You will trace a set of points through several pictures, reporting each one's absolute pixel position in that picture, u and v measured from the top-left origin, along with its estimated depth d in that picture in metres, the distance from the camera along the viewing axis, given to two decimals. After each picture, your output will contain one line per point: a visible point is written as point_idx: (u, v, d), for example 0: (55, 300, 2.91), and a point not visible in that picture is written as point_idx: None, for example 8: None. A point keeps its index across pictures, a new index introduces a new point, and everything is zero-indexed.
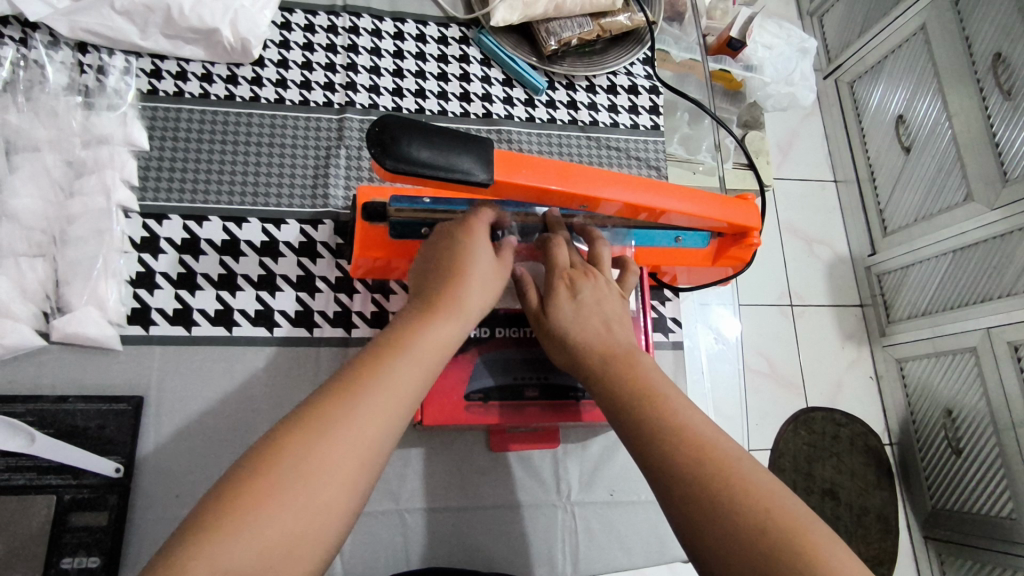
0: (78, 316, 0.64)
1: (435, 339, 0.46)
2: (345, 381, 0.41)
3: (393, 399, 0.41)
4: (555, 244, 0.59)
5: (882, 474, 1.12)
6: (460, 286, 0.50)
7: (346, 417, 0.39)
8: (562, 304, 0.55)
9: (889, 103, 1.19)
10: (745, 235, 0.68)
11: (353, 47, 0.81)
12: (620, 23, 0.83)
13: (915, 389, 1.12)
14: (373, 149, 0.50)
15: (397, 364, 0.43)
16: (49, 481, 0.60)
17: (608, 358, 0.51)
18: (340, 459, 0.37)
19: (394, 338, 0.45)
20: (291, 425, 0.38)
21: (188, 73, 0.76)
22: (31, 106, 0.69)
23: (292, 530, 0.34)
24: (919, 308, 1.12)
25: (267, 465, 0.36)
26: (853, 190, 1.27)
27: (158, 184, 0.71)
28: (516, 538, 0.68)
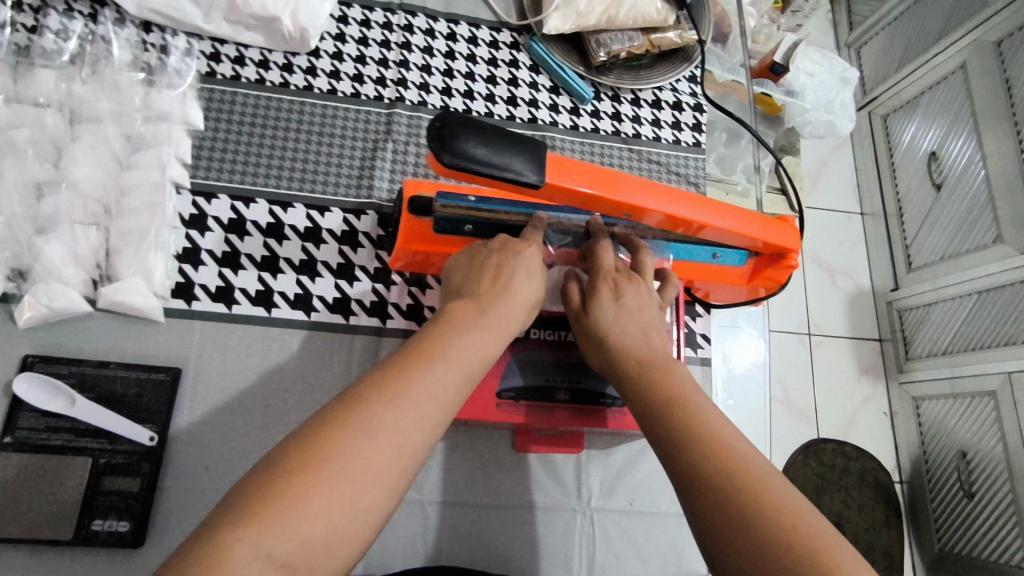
0: (126, 286, 0.66)
1: (479, 345, 0.46)
2: (383, 378, 0.40)
3: (432, 398, 0.40)
4: (600, 246, 0.61)
5: (889, 513, 1.05)
6: (506, 301, 0.50)
7: (386, 413, 0.38)
8: (604, 305, 0.56)
9: (922, 139, 1.17)
10: (784, 256, 0.69)
11: (407, 44, 0.82)
12: (671, 40, 0.84)
13: (930, 427, 1.06)
14: (432, 143, 0.51)
15: (443, 368, 0.42)
16: (85, 444, 0.62)
17: (644, 364, 0.51)
18: (378, 455, 0.36)
19: (434, 339, 0.45)
20: (328, 420, 0.37)
21: (246, 59, 0.78)
22: (96, 80, 0.71)
23: (328, 527, 0.34)
24: (940, 347, 1.07)
25: (305, 461, 0.35)
26: (879, 226, 1.22)
27: (210, 163, 0.73)
28: (535, 538, 0.69)
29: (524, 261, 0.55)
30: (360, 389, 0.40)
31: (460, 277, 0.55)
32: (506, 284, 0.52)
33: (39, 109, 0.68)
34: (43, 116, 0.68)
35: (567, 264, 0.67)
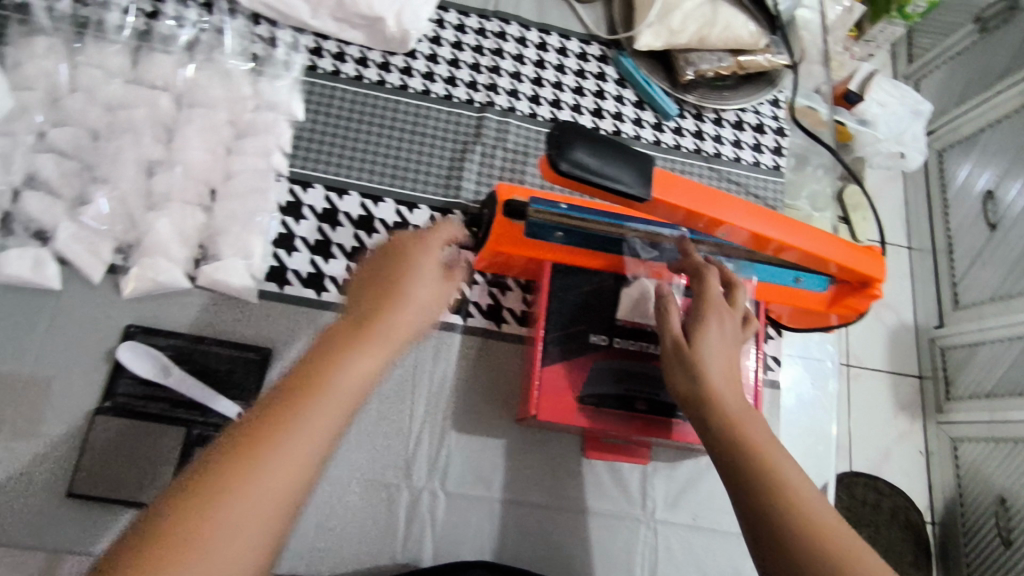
0: (226, 266, 0.68)
1: (362, 371, 0.41)
2: (291, 398, 0.39)
3: (332, 416, 0.39)
4: (710, 272, 0.60)
5: (919, 554, 1.03)
6: (399, 313, 0.45)
7: (281, 445, 0.37)
8: (710, 337, 0.56)
9: (976, 180, 1.15)
10: (868, 286, 0.69)
11: (499, 51, 0.84)
12: (759, 63, 0.84)
13: (968, 470, 1.04)
14: (551, 150, 0.52)
15: (314, 407, 0.39)
16: (177, 414, 0.64)
17: (731, 406, 0.52)
18: (270, 489, 0.36)
19: (339, 345, 0.42)
20: (232, 452, 0.36)
21: (346, 56, 0.80)
22: (210, 67, 0.74)
23: (225, 567, 0.34)
24: (983, 388, 1.05)
25: (194, 500, 0.35)
26: (927, 261, 1.21)
27: (308, 154, 0.75)
28: (600, 545, 0.70)
29: (421, 246, 0.52)
30: (262, 412, 0.38)
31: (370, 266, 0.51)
32: (394, 279, 0.48)
33: (156, 92, 0.71)
34: (159, 99, 0.71)
35: (654, 276, 0.69)
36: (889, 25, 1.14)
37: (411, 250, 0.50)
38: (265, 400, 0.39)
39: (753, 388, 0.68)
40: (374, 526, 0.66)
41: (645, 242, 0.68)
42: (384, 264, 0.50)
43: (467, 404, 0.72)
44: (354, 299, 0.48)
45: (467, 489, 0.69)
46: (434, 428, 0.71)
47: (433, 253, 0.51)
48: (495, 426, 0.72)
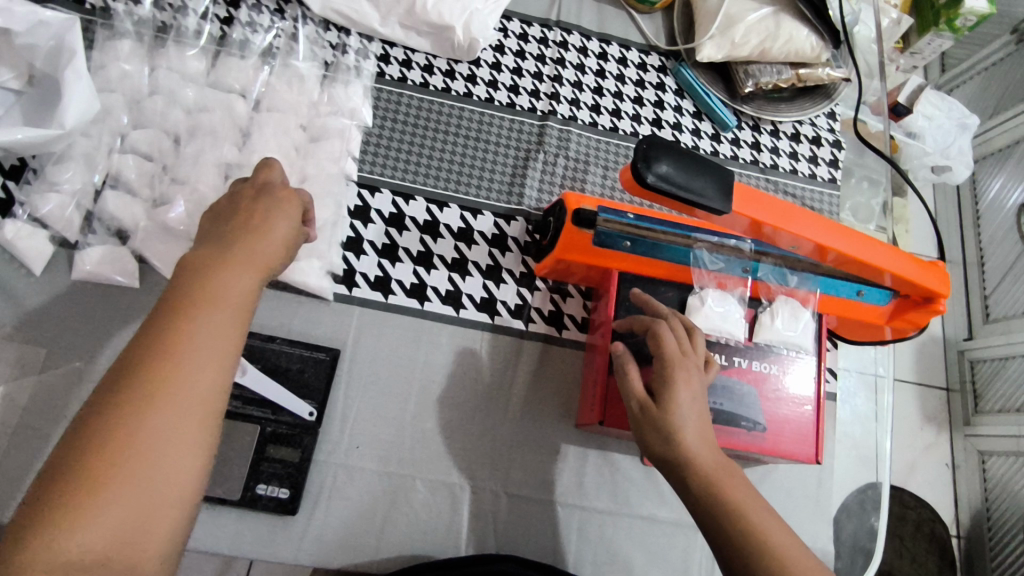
0: (301, 267, 0.70)
1: (239, 288, 0.42)
2: (162, 334, 0.38)
3: (211, 359, 0.38)
4: (663, 329, 0.58)
5: (943, 566, 1.04)
6: (257, 237, 0.46)
7: (189, 354, 0.37)
8: (678, 395, 0.53)
9: (1008, 196, 1.14)
10: (931, 300, 0.70)
11: (561, 60, 0.85)
12: (818, 77, 0.85)
13: (996, 486, 1.04)
14: (638, 163, 0.53)
15: (204, 319, 0.39)
16: (251, 411, 0.66)
17: (709, 457, 0.51)
18: (175, 431, 0.36)
19: (201, 285, 0.40)
20: (122, 390, 0.36)
21: (412, 62, 0.81)
22: (284, 73, 0.76)
23: (139, 507, 0.34)
24: (1013, 403, 1.04)
25: (103, 439, 0.34)
26: (956, 273, 1.20)
27: (376, 159, 0.77)
28: (659, 550, 0.71)
29: (272, 198, 0.50)
30: (134, 348, 0.37)
31: (217, 208, 0.49)
32: (260, 212, 0.48)
33: (231, 97, 0.73)
34: (234, 103, 0.73)
35: (718, 287, 0.69)
36: (937, 38, 1.12)
37: (260, 187, 0.51)
38: (136, 337, 0.38)
39: (815, 401, 0.68)
40: (439, 526, 0.68)
41: (713, 251, 0.70)
42: (226, 210, 0.48)
43: (530, 409, 0.73)
44: (202, 239, 0.46)
45: (529, 492, 0.70)
46: (497, 432, 0.71)
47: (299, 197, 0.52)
48: (556, 431, 0.73)
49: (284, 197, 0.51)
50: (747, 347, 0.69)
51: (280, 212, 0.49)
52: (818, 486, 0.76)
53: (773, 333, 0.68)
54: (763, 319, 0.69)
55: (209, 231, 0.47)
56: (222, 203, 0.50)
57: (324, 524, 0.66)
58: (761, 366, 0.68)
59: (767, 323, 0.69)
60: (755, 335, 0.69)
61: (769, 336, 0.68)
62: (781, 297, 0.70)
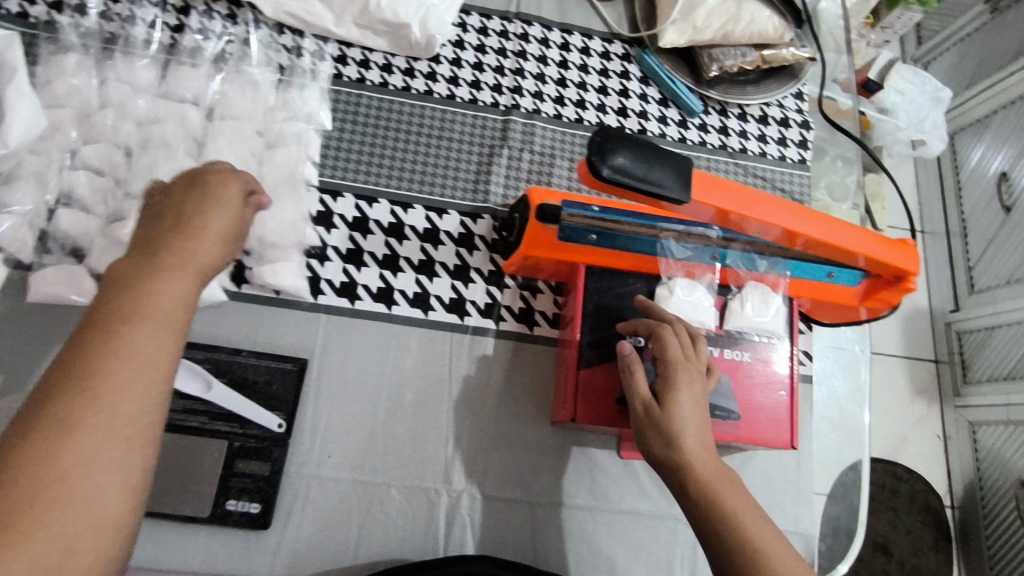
0: (277, 268, 0.69)
1: (174, 294, 0.41)
2: (88, 351, 0.36)
3: (142, 376, 0.37)
4: (668, 333, 0.58)
5: (940, 538, 1.04)
6: (191, 239, 0.45)
7: (118, 369, 0.36)
8: (679, 398, 0.54)
9: (989, 162, 1.13)
10: (902, 279, 0.69)
11: (522, 53, 0.84)
12: (783, 57, 0.84)
13: (986, 456, 1.04)
14: (593, 156, 0.52)
15: (134, 332, 0.38)
16: (219, 427, 0.65)
17: (711, 463, 0.52)
18: (102, 450, 0.34)
19: (130, 298, 0.39)
20: (43, 412, 0.34)
21: (370, 62, 0.80)
22: (237, 79, 0.75)
23: (65, 533, 0.32)
24: (1000, 372, 1.05)
25: (20, 462, 0.32)
26: (939, 244, 1.19)
27: (336, 163, 0.75)
28: (640, 545, 0.70)
29: (208, 194, 0.48)
30: (57, 367, 0.36)
31: (151, 208, 0.48)
32: (195, 210, 0.47)
33: (184, 107, 0.71)
34: (188, 113, 0.71)
35: (687, 276, 0.69)
36: (905, 12, 1.11)
37: (194, 183, 0.50)
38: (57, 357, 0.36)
39: (789, 385, 0.68)
40: (417, 532, 0.67)
41: (679, 241, 0.69)
42: (160, 210, 0.47)
43: (506, 409, 0.72)
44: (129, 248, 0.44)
45: (505, 492, 0.70)
46: (472, 434, 0.71)
47: (238, 190, 0.51)
48: (533, 430, 0.72)
49: (222, 194, 0.49)
50: (718, 335, 0.68)
51: (214, 208, 0.48)
52: (798, 472, 0.76)
53: (744, 320, 0.68)
54: (733, 306, 0.68)
55: (139, 236, 0.45)
56: (157, 199, 0.48)
57: (300, 537, 0.65)
58: (733, 353, 0.68)
59: (738, 310, 0.68)
60: (725, 323, 0.68)
61: (740, 322, 0.68)
62: (751, 283, 0.69)
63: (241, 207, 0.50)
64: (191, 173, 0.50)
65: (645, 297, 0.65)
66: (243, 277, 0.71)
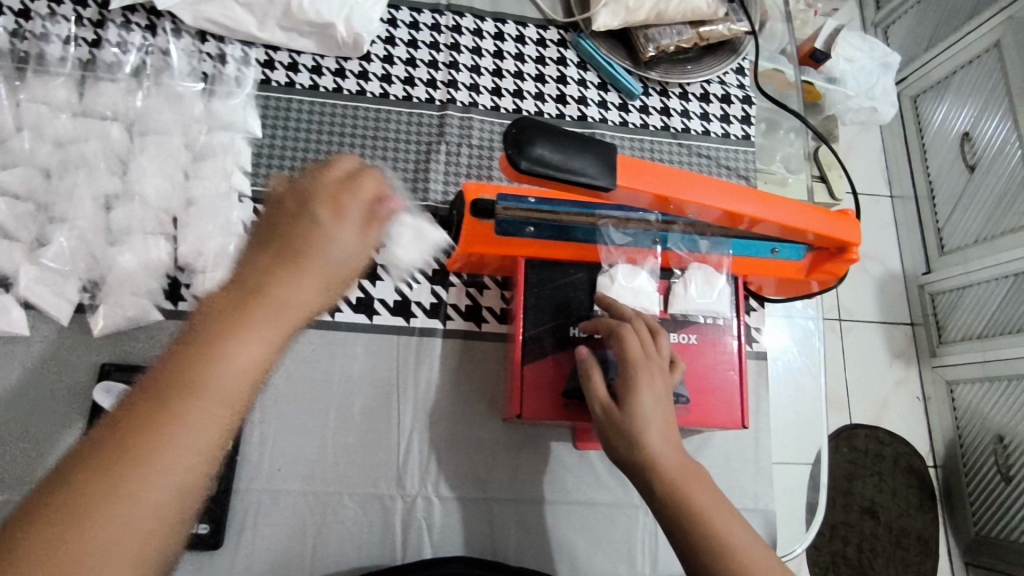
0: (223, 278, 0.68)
1: (240, 365, 0.38)
2: (143, 416, 0.36)
3: (180, 459, 0.36)
4: (629, 329, 0.58)
5: (924, 497, 1.05)
6: (282, 288, 0.40)
7: (162, 454, 0.35)
8: (638, 397, 0.54)
9: (953, 121, 1.13)
10: (844, 250, 0.69)
11: (455, 45, 0.82)
12: (720, 32, 0.83)
13: (965, 413, 1.04)
14: (510, 150, 0.51)
15: (184, 412, 0.36)
16: None
17: (670, 459, 0.53)
18: (119, 533, 0.33)
19: (189, 369, 0.37)
20: (79, 484, 0.34)
21: (299, 65, 0.78)
22: (159, 91, 0.72)
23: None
24: (974, 330, 1.05)
25: (47, 528, 0.33)
26: (910, 207, 1.18)
27: (269, 170, 0.74)
28: (601, 534, 0.70)
29: (318, 224, 0.42)
30: (114, 427, 0.36)
31: (261, 226, 0.43)
32: (303, 246, 0.42)
33: (106, 123, 0.69)
34: (110, 129, 0.69)
35: (628, 260, 0.68)
36: None
37: (302, 198, 0.44)
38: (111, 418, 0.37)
39: (739, 364, 0.68)
40: (374, 538, 0.66)
41: (619, 228, 0.68)
42: (269, 235, 0.42)
43: (457, 408, 0.71)
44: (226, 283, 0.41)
45: (461, 492, 0.69)
46: (425, 437, 0.70)
47: (356, 215, 0.44)
48: (486, 428, 0.71)
49: (328, 224, 0.43)
50: (664, 319, 0.68)
51: (325, 242, 0.42)
52: (756, 448, 0.76)
53: (688, 302, 0.67)
54: (677, 289, 0.68)
55: (238, 270, 0.42)
56: (294, 210, 0.43)
57: (254, 553, 0.64)
58: (680, 336, 0.67)
59: (682, 293, 0.68)
60: (670, 307, 0.68)
61: (684, 306, 0.67)
62: (693, 265, 0.69)
63: (360, 244, 0.44)
64: (351, 192, 0.45)
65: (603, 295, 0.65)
66: (178, 294, 0.69)
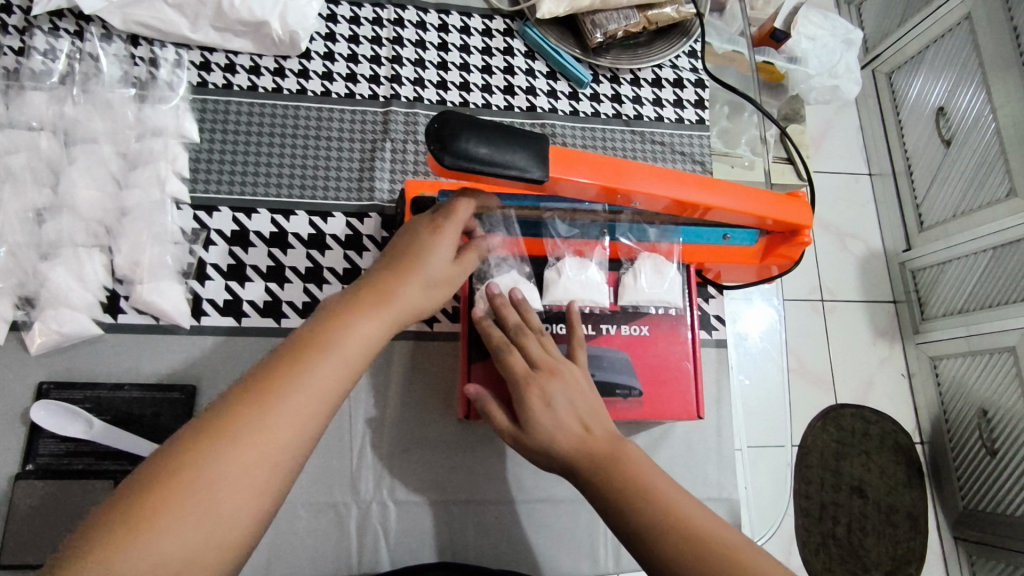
0: (160, 287, 0.66)
1: (355, 339, 0.45)
2: (265, 377, 0.41)
3: (310, 408, 0.41)
4: (507, 352, 0.57)
5: (912, 473, 1.04)
6: (392, 285, 0.49)
7: (286, 397, 0.40)
8: (534, 410, 0.54)
9: (929, 94, 1.10)
10: (796, 233, 0.67)
11: (398, 39, 0.81)
12: (668, 15, 0.81)
13: (949, 388, 1.03)
14: (432, 146, 0.50)
15: (308, 371, 0.42)
16: (106, 466, 0.62)
17: (595, 458, 0.51)
18: (232, 486, 0.37)
19: (314, 347, 0.43)
20: (223, 415, 0.39)
21: (237, 66, 0.76)
22: (87, 98, 0.70)
23: (179, 555, 0.35)
24: (955, 306, 1.03)
25: (172, 478, 0.36)
26: (888, 184, 1.16)
27: (208, 176, 0.72)
28: (564, 531, 0.69)
29: (424, 243, 0.52)
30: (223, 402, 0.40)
31: (393, 244, 0.53)
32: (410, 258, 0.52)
33: (33, 133, 0.67)
34: (38, 140, 0.67)
35: (575, 253, 0.66)
36: None
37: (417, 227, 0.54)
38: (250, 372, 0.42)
39: (694, 356, 0.67)
40: (330, 545, 0.65)
41: (568, 221, 0.67)
42: (406, 246, 0.52)
43: (411, 410, 0.70)
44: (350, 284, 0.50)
45: (419, 496, 0.68)
46: (379, 440, 0.69)
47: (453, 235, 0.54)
48: (440, 429, 0.70)
49: (442, 243, 0.53)
50: (615, 312, 0.66)
51: (428, 256, 0.52)
52: (719, 437, 0.75)
53: (638, 293, 0.66)
54: (626, 280, 0.66)
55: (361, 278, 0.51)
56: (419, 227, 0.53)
57: None
58: (631, 328, 0.66)
59: (631, 284, 0.66)
60: (619, 299, 0.66)
61: (634, 297, 0.66)
62: (642, 254, 0.67)
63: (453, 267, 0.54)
64: (451, 211, 0.54)
65: (492, 289, 0.60)
66: (117, 307, 0.67)
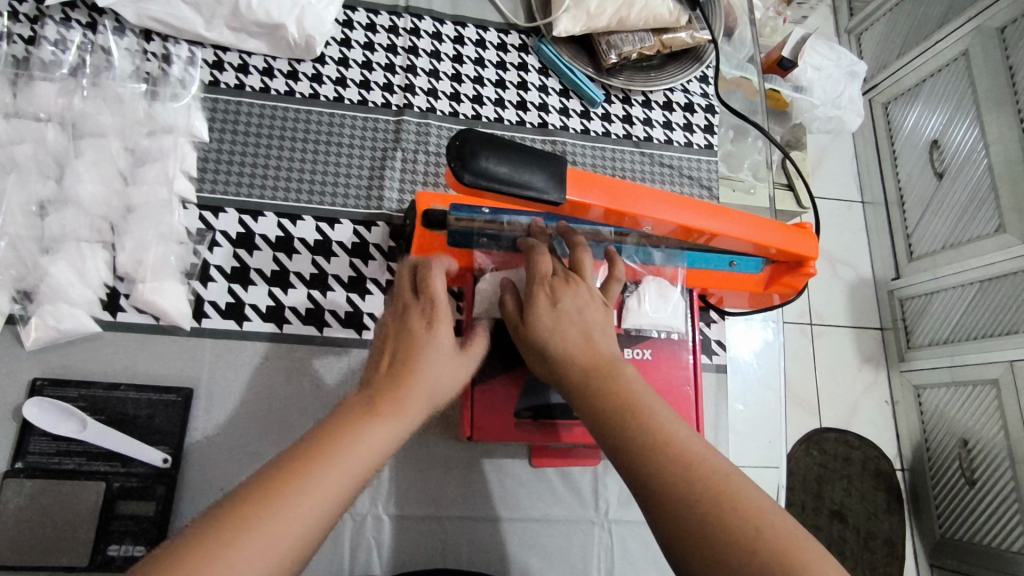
0: (162, 287, 0.65)
1: (432, 383, 0.44)
2: (352, 410, 0.39)
3: (392, 438, 0.40)
4: (539, 252, 0.58)
5: (892, 499, 1.05)
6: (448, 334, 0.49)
7: (375, 424, 0.39)
8: (541, 310, 0.53)
9: (924, 126, 1.11)
10: (801, 264, 0.68)
11: (413, 49, 0.81)
12: (683, 40, 0.81)
13: (932, 417, 1.04)
14: (453, 163, 0.49)
15: (392, 406, 0.41)
16: (97, 467, 0.61)
17: (592, 369, 0.49)
18: (332, 495, 0.34)
19: (390, 384, 0.42)
20: (316, 439, 0.37)
21: (250, 66, 0.76)
22: (96, 92, 0.69)
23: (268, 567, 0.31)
24: (941, 336, 1.05)
25: (273, 488, 0.33)
26: (880, 213, 1.18)
27: (216, 176, 0.71)
28: (553, 551, 0.69)
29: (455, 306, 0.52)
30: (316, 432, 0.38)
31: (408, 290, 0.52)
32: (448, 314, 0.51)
33: (41, 124, 0.66)
34: (45, 132, 0.66)
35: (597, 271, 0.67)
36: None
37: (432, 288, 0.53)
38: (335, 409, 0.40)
39: (695, 381, 0.67)
40: (319, 557, 0.64)
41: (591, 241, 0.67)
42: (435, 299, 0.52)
43: None
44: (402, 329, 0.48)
45: (413, 509, 0.67)
46: None
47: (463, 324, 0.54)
48: (437, 443, 0.70)
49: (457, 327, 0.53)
50: (618, 334, 0.66)
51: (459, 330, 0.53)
52: None
53: (641, 317, 0.65)
54: (631, 304, 0.66)
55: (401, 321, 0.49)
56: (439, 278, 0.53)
57: None
58: (634, 352, 0.66)
59: (636, 307, 0.66)
60: (623, 322, 0.66)
61: (638, 320, 0.65)
62: (647, 278, 0.67)
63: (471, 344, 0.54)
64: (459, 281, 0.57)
65: (533, 217, 0.63)
66: (117, 305, 0.67)
